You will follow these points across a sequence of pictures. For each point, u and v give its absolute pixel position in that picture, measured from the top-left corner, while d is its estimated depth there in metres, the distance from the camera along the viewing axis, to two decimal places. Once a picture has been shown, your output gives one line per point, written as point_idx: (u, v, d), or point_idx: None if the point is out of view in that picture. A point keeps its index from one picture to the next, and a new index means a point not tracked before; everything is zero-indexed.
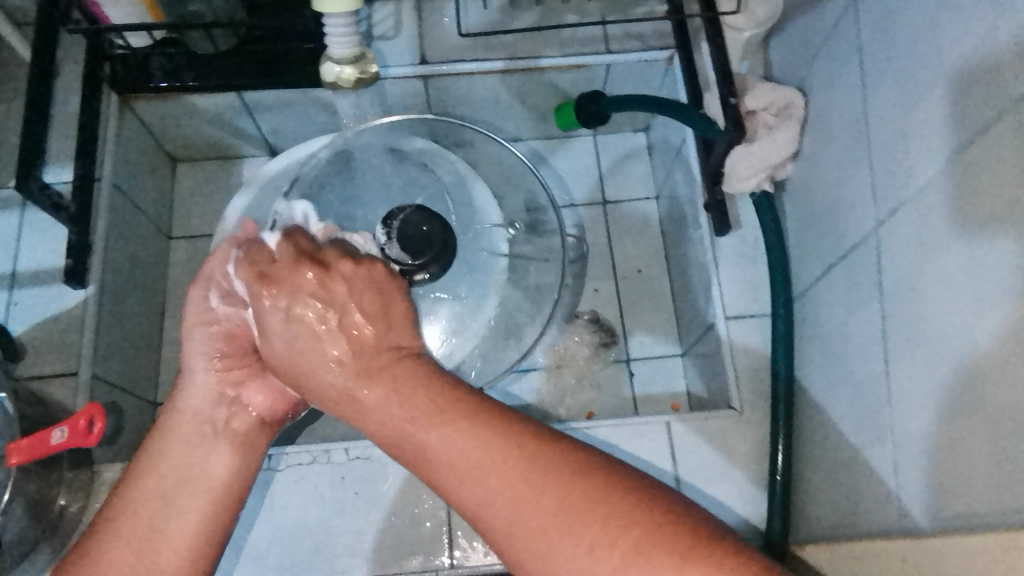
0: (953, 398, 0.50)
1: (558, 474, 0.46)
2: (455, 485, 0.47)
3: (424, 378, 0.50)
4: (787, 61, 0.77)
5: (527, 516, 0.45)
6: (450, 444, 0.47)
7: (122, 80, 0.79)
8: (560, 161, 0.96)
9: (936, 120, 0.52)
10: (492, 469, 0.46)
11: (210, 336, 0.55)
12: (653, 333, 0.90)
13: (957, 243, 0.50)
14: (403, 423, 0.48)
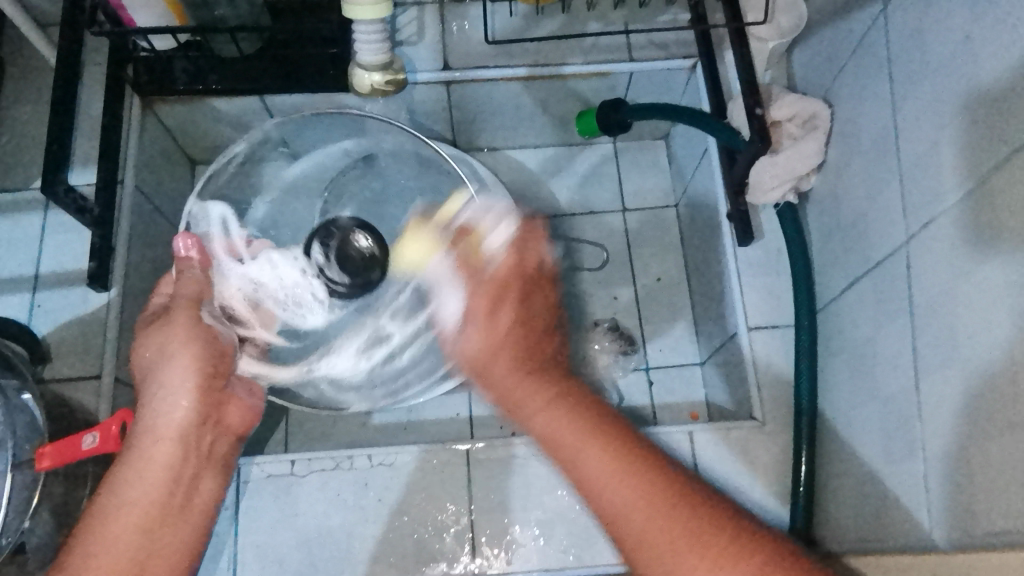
0: (984, 416, 0.50)
1: (694, 505, 0.52)
2: (599, 492, 0.54)
3: (595, 412, 0.58)
4: (811, 72, 0.77)
5: (661, 532, 0.52)
6: (610, 460, 0.55)
7: (145, 83, 0.78)
8: (579, 168, 0.96)
9: (969, 136, 0.52)
10: (636, 484, 0.53)
11: (204, 356, 0.59)
12: (672, 341, 0.90)
13: (990, 261, 0.50)
14: (565, 433, 0.57)
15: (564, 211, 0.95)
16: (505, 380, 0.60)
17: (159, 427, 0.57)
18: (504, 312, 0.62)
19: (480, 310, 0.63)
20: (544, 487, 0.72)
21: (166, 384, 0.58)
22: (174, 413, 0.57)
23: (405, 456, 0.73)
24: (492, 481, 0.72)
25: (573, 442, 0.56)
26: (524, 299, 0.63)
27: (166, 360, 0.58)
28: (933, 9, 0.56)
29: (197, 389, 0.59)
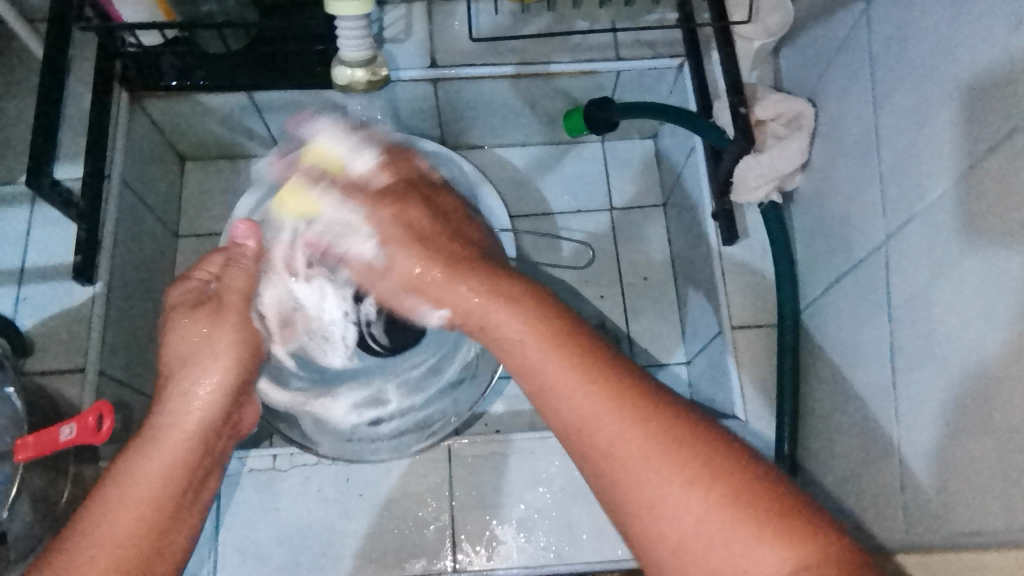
0: (960, 414, 0.50)
1: (659, 409, 0.46)
2: (561, 402, 0.49)
3: (540, 311, 0.53)
4: (797, 72, 0.77)
5: (628, 441, 0.45)
6: (570, 368, 0.49)
7: (133, 78, 0.79)
8: (568, 167, 0.96)
9: (947, 135, 0.52)
10: (598, 391, 0.48)
11: (240, 350, 0.62)
12: (658, 340, 0.90)
13: (967, 259, 0.50)
14: (521, 340, 0.52)
15: (552, 209, 0.95)
16: (449, 279, 0.59)
17: (183, 420, 0.57)
18: (421, 215, 0.65)
19: (404, 223, 0.64)
20: (526, 484, 0.72)
21: (199, 373, 0.59)
22: (202, 407, 0.58)
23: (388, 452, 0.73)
24: (475, 477, 0.73)
25: (528, 350, 0.52)
26: (433, 208, 0.66)
27: (212, 352, 0.60)
28: (913, 8, 0.56)
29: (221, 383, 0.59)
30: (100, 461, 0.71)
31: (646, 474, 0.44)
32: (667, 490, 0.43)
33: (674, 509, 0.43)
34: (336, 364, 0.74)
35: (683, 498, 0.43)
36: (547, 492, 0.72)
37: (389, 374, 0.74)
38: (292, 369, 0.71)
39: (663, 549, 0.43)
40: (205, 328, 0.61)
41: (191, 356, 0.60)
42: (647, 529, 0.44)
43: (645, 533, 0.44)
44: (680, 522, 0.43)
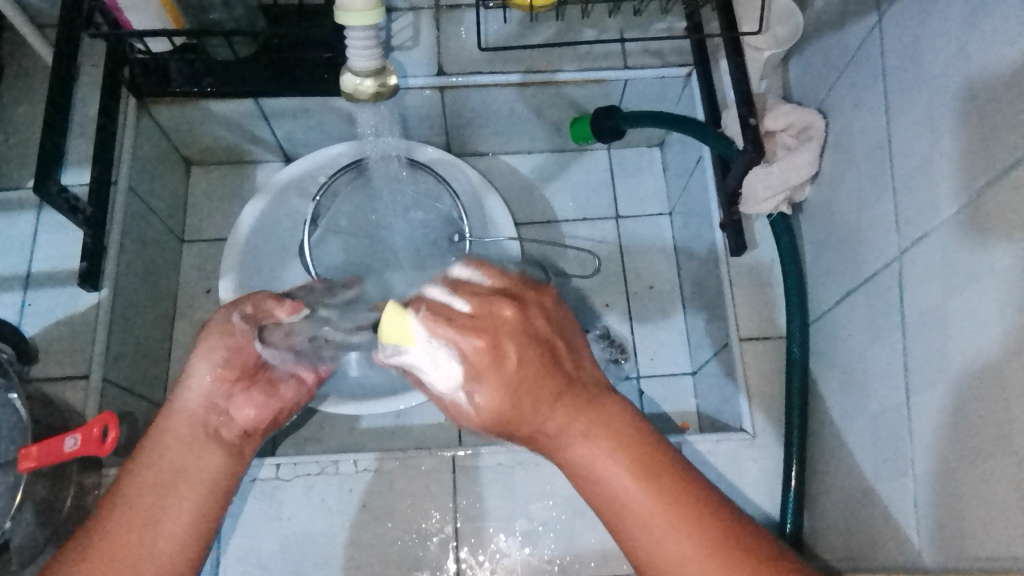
0: (976, 436, 0.49)
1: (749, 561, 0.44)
2: (643, 538, 0.45)
3: (633, 439, 0.47)
4: (807, 83, 0.77)
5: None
6: (661, 509, 0.44)
7: (140, 84, 0.79)
8: (573, 174, 0.96)
9: (963, 150, 0.52)
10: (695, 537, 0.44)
11: (220, 346, 0.56)
12: (665, 350, 0.89)
13: (984, 277, 0.49)
14: (606, 468, 0.46)
15: (558, 217, 0.94)
16: (561, 430, 0.47)
17: (182, 408, 0.53)
18: (508, 349, 0.45)
19: (482, 350, 0.45)
20: (530, 496, 0.72)
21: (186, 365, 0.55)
22: (204, 393, 0.55)
23: (389, 461, 0.72)
24: (478, 489, 0.72)
25: (612, 475, 0.46)
26: (532, 329, 0.47)
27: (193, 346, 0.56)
28: (929, 22, 0.56)
29: (212, 370, 0.55)
30: (104, 468, 0.71)
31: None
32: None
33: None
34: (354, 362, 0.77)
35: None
36: (556, 505, 0.71)
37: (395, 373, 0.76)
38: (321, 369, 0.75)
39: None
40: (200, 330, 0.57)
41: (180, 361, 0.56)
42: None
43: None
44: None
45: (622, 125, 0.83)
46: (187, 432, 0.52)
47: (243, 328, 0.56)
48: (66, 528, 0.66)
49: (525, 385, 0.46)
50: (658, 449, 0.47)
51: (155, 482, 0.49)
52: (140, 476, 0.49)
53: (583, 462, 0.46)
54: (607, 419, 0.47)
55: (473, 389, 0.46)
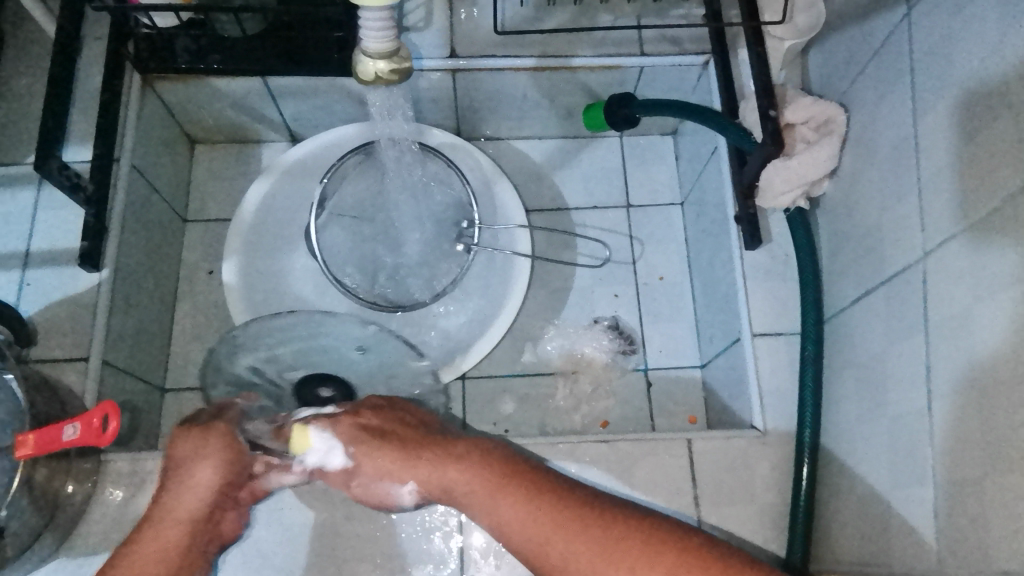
0: (999, 448, 0.48)
1: (608, 535, 0.55)
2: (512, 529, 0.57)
3: (598, 526, 0.56)
4: (828, 75, 0.75)
5: (580, 557, 0.55)
6: (527, 514, 0.57)
7: (146, 60, 0.76)
8: (584, 161, 0.95)
9: (995, 151, 0.50)
10: (555, 527, 0.56)
11: (239, 456, 0.62)
12: (673, 344, 0.88)
13: (1013, 283, 0.48)
14: (542, 537, 0.56)
15: (569, 205, 0.93)
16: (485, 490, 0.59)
17: (174, 521, 0.59)
18: (382, 415, 0.65)
19: (348, 427, 0.63)
20: None
21: (186, 482, 0.60)
22: (196, 504, 0.60)
23: None
24: None
25: (557, 540, 0.55)
26: (400, 412, 0.66)
27: (200, 462, 0.60)
28: (963, 17, 0.54)
29: (214, 487, 0.60)
30: (103, 454, 0.70)
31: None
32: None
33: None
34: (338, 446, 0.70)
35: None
36: None
37: None
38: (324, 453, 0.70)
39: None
40: (193, 445, 0.61)
41: (166, 484, 0.61)
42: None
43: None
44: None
45: (637, 112, 0.81)
46: (171, 549, 0.58)
47: (245, 448, 0.62)
48: (62, 512, 0.65)
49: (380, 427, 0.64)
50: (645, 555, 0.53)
51: None
52: None
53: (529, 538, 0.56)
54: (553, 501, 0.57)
55: (349, 448, 0.62)
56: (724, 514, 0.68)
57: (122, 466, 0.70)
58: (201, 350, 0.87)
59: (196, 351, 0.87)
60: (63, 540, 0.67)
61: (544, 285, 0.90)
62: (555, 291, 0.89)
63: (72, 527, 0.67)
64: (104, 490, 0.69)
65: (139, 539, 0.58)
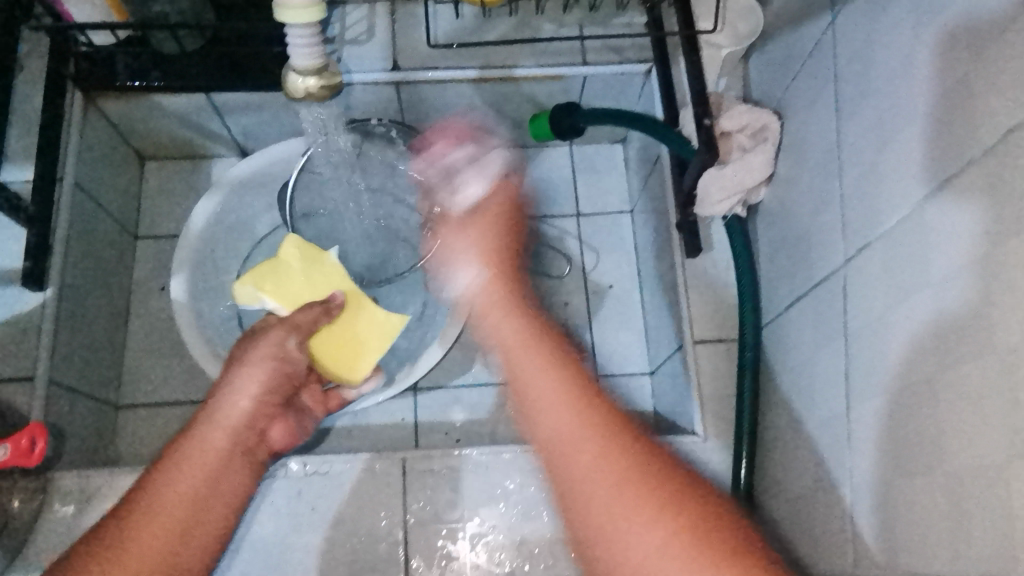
0: (910, 451, 0.49)
1: (661, 504, 0.60)
2: (569, 462, 0.65)
3: (649, 472, 0.63)
4: (763, 82, 0.76)
5: (612, 509, 0.61)
6: (600, 450, 0.64)
7: (87, 78, 0.77)
8: (535, 170, 0.95)
9: (906, 160, 0.51)
10: (628, 470, 0.62)
11: (284, 365, 0.68)
12: (623, 350, 0.89)
13: (920, 290, 0.49)
14: (607, 491, 0.62)
15: None
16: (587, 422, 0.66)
17: (228, 418, 0.62)
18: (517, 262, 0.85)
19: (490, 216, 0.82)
20: (481, 499, 0.71)
21: (240, 383, 0.64)
22: (248, 409, 0.64)
23: (341, 465, 0.71)
24: (430, 492, 0.71)
25: (601, 487, 0.62)
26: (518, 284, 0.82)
27: (257, 364, 0.66)
28: (880, 25, 0.55)
29: (262, 391, 0.65)
30: (50, 472, 0.70)
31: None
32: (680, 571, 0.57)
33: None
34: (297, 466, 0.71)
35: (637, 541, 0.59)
36: (506, 508, 0.71)
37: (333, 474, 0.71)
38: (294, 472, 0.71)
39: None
40: (250, 349, 0.67)
41: (219, 387, 0.65)
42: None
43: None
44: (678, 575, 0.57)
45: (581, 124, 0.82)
46: (221, 448, 0.60)
47: (296, 358, 0.69)
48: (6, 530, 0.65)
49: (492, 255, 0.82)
50: (657, 495, 0.61)
51: (192, 494, 0.57)
52: (176, 483, 0.56)
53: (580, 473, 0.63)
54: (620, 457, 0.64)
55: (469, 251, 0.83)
56: None
57: (70, 481, 0.69)
58: (155, 364, 0.88)
59: (149, 366, 0.87)
60: (14, 557, 0.66)
61: None
62: None
63: (23, 543, 0.67)
64: (53, 507, 0.69)
65: (195, 433, 0.60)
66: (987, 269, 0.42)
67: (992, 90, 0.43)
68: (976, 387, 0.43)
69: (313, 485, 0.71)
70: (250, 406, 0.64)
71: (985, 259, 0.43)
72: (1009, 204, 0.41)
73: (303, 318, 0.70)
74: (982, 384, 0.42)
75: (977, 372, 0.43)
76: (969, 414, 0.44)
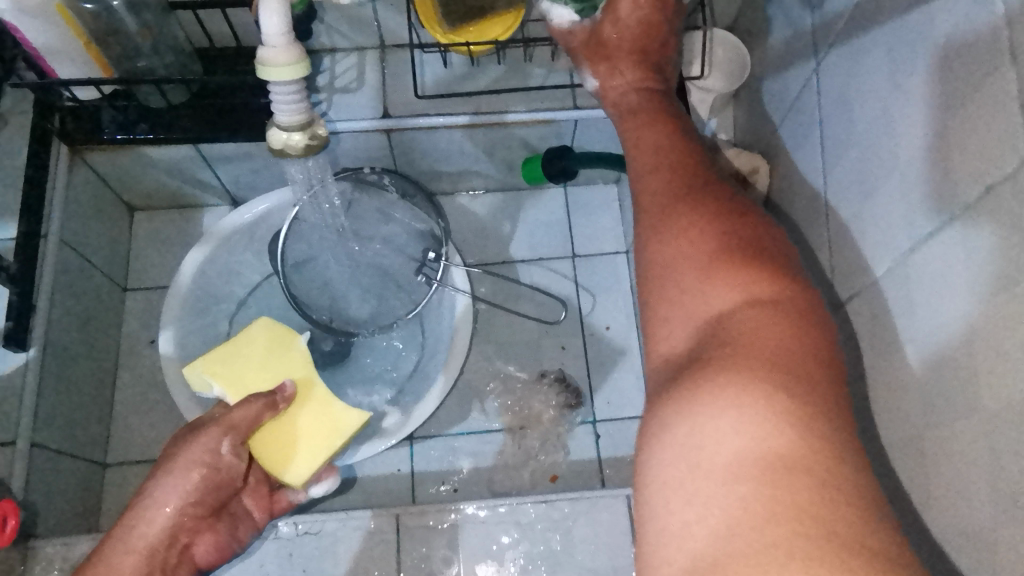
0: (910, 511, 0.47)
1: (744, 277, 0.42)
2: (656, 223, 0.47)
3: (748, 279, 0.42)
4: (753, 124, 0.76)
5: (682, 254, 0.44)
6: (711, 235, 0.44)
7: (72, 132, 0.76)
8: (529, 213, 0.95)
9: (886, 215, 0.50)
10: (714, 248, 0.44)
11: (205, 474, 0.60)
12: (621, 394, 0.88)
13: (903, 342, 0.47)
14: (684, 267, 0.44)
15: (514, 257, 0.94)
16: (665, 200, 0.47)
17: (141, 537, 0.58)
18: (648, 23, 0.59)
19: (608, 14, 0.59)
20: (477, 556, 0.68)
21: (155, 497, 0.59)
22: (165, 527, 0.59)
23: (333, 524, 0.69)
24: (424, 549, 0.69)
25: (688, 283, 0.43)
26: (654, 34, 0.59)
27: (177, 474, 0.59)
28: (860, 70, 0.53)
29: (180, 503, 0.60)
30: (30, 539, 0.67)
31: (741, 357, 0.39)
32: (734, 279, 0.42)
33: (662, 310, 0.44)
34: (286, 527, 0.68)
35: (672, 241, 0.45)
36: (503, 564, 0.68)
37: (323, 535, 0.69)
38: (283, 531, 0.68)
39: (670, 330, 0.43)
40: (171, 453, 0.60)
41: (138, 496, 0.60)
42: (688, 365, 0.40)
43: (698, 358, 0.40)
44: (717, 307, 0.42)
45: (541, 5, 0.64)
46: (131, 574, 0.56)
47: (225, 462, 0.61)
48: None
49: (640, 54, 0.59)
50: (774, 303, 0.41)
51: None
52: None
53: (650, 255, 0.46)
54: (750, 258, 0.43)
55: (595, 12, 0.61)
56: None
57: (52, 549, 0.66)
58: (142, 419, 0.86)
59: (138, 422, 0.85)
60: None
61: (491, 339, 0.90)
62: (502, 345, 0.90)
63: None
64: None
65: (107, 556, 0.56)
66: (956, 344, 0.42)
67: (965, 149, 0.41)
68: (957, 453, 0.42)
69: (302, 546, 0.68)
70: (168, 522, 0.59)
71: (958, 329, 0.42)
72: (972, 278, 0.40)
73: (243, 416, 0.60)
74: (962, 453, 0.42)
75: (960, 438, 0.42)
76: (957, 480, 0.42)
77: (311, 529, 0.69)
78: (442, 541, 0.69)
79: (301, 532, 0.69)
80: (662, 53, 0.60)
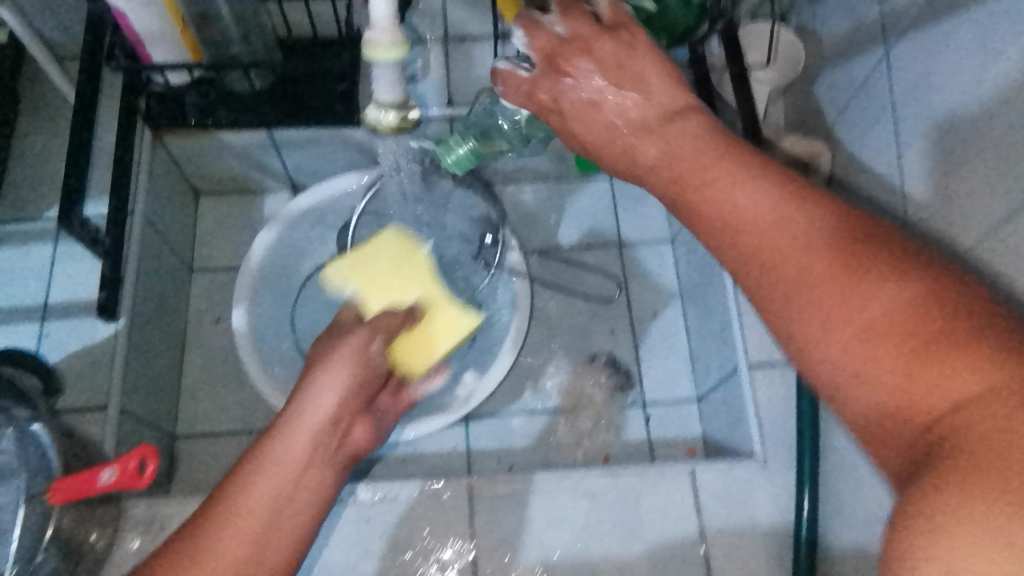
0: None
1: (932, 371, 0.37)
2: (809, 337, 0.42)
3: (944, 371, 0.36)
4: (809, 116, 0.80)
5: (855, 362, 0.40)
6: (873, 335, 0.39)
7: (158, 116, 0.80)
8: (577, 203, 0.99)
9: (973, 194, 0.54)
10: (881, 345, 0.39)
11: (365, 362, 0.61)
12: (669, 377, 0.92)
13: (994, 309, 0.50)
14: (860, 372, 0.40)
15: (561, 244, 0.98)
16: (807, 305, 0.43)
17: (309, 419, 0.57)
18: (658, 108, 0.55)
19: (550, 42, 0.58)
20: (546, 523, 0.72)
21: (317, 384, 0.58)
22: (330, 410, 0.58)
23: (409, 491, 0.72)
24: (497, 516, 0.72)
25: (874, 396, 0.39)
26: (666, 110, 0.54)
27: (338, 362, 0.59)
28: (942, 61, 0.57)
29: (343, 390, 0.58)
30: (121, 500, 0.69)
31: (967, 456, 0.33)
32: (927, 371, 0.37)
33: (860, 415, 0.40)
34: (366, 492, 0.72)
35: (832, 351, 0.41)
36: (571, 532, 0.71)
37: (403, 501, 0.72)
38: (364, 496, 0.72)
39: (883, 445, 0.39)
40: (330, 346, 0.61)
41: (301, 384, 0.59)
42: (919, 471, 0.35)
43: (927, 463, 0.35)
44: (921, 409, 0.37)
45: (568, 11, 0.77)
46: (299, 454, 0.55)
47: (377, 355, 0.62)
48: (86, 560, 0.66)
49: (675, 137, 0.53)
50: (984, 388, 0.35)
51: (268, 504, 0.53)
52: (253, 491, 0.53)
53: (822, 371, 0.42)
54: (934, 341, 0.37)
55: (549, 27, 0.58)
56: (734, 541, 0.70)
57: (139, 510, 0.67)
58: (211, 395, 0.89)
59: (205, 398, 0.89)
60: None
61: (544, 322, 0.94)
62: (554, 328, 0.94)
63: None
64: (124, 537, 0.66)
65: (273, 439, 0.55)
66: None
67: None
68: None
69: (382, 511, 0.72)
70: (332, 406, 0.58)
71: None
72: None
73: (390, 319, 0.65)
74: None
75: None
76: None
77: (390, 495, 0.72)
78: (516, 508, 0.72)
79: (381, 498, 0.72)
80: (691, 133, 0.52)
